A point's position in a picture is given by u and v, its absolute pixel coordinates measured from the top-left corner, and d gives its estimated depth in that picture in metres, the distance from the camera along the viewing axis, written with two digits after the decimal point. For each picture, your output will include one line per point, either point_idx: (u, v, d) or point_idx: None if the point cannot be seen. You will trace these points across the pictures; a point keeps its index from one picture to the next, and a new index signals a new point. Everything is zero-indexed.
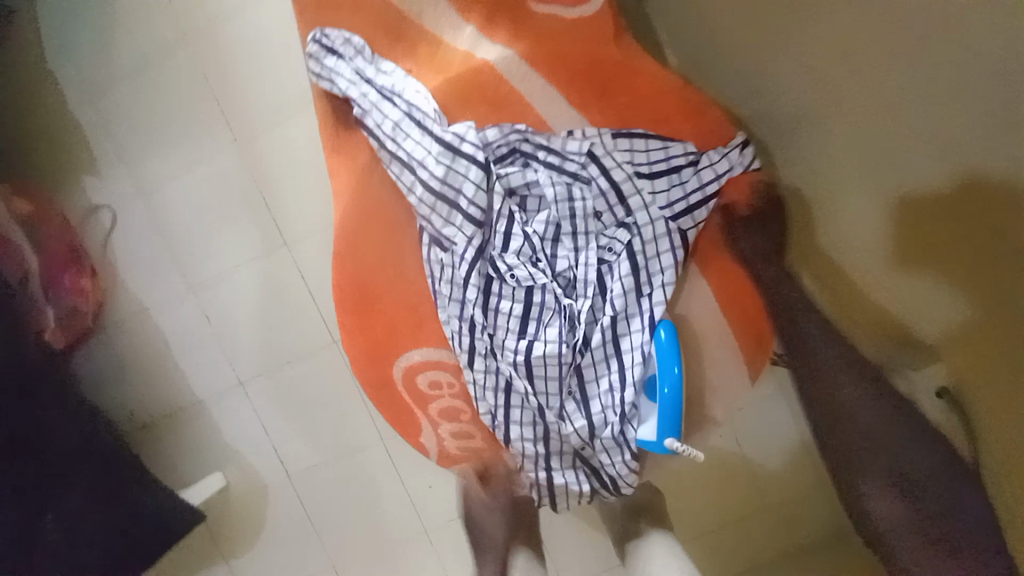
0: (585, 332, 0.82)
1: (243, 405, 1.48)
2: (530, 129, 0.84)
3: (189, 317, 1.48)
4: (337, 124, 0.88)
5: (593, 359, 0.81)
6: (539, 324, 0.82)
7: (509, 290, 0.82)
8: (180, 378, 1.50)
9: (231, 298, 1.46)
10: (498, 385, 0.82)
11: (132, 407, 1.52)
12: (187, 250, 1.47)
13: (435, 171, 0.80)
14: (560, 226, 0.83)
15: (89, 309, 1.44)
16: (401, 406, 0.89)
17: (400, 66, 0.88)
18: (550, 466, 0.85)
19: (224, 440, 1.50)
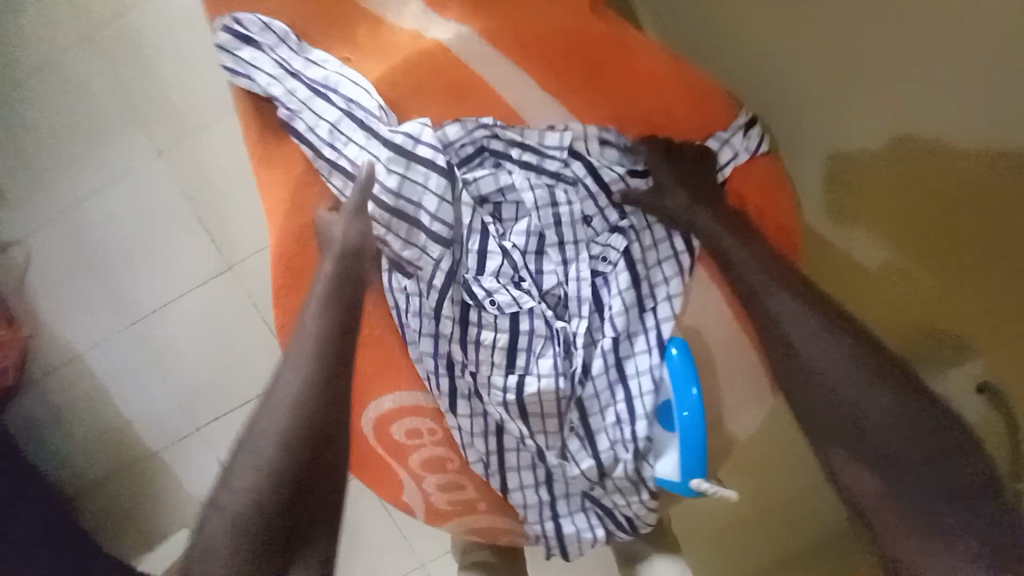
0: (585, 359, 0.70)
1: (203, 453, 1.31)
2: (499, 124, 0.72)
3: (130, 360, 1.29)
4: (265, 129, 0.72)
5: (596, 389, 0.70)
6: (527, 352, 0.70)
7: (490, 318, 0.70)
8: (127, 430, 1.32)
9: (174, 335, 1.27)
10: (483, 430, 0.71)
11: (77, 466, 1.33)
12: (118, 285, 1.27)
13: (391, 182, 0.69)
14: (544, 236, 0.73)
15: (12, 363, 1.22)
16: (373, 463, 0.73)
17: (337, 55, 0.73)
18: (557, 512, 0.73)
19: (185, 494, 1.33)
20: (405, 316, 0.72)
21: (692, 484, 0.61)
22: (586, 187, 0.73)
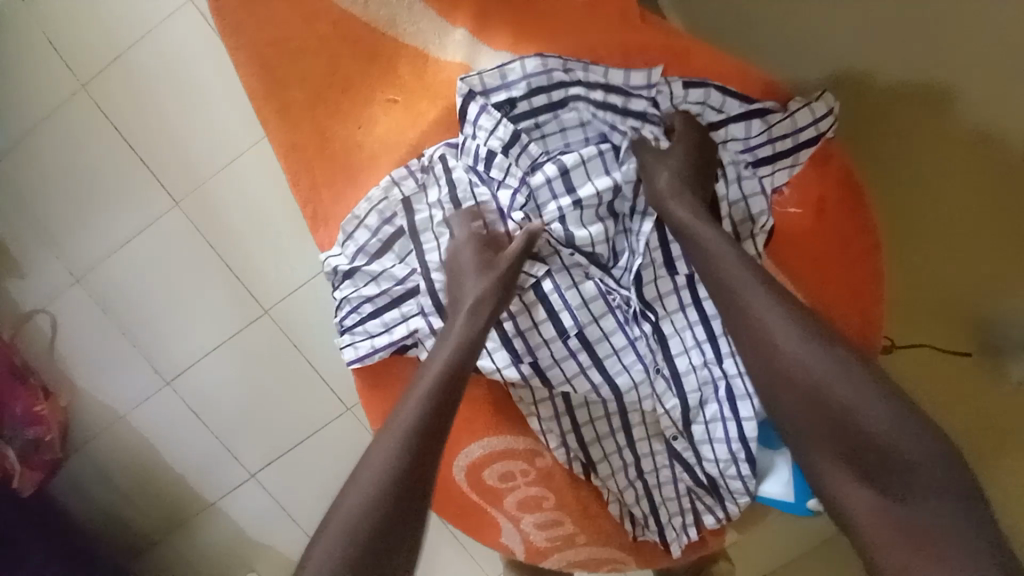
0: (682, 359, 0.66)
1: (262, 500, 1.29)
2: (573, 86, 0.62)
3: (173, 416, 1.25)
4: (319, 184, 0.68)
5: (695, 390, 0.66)
6: (626, 362, 0.66)
7: (589, 323, 0.65)
8: (180, 485, 1.29)
9: (215, 387, 1.23)
10: (590, 434, 0.69)
11: (139, 525, 1.32)
12: (147, 340, 1.22)
13: (454, 211, 0.63)
14: (641, 228, 0.65)
15: (56, 436, 1.18)
16: (467, 508, 0.73)
17: (378, 94, 0.67)
18: (659, 510, 0.70)
19: (247, 538, 1.32)
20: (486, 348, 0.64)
21: (811, 504, 0.61)
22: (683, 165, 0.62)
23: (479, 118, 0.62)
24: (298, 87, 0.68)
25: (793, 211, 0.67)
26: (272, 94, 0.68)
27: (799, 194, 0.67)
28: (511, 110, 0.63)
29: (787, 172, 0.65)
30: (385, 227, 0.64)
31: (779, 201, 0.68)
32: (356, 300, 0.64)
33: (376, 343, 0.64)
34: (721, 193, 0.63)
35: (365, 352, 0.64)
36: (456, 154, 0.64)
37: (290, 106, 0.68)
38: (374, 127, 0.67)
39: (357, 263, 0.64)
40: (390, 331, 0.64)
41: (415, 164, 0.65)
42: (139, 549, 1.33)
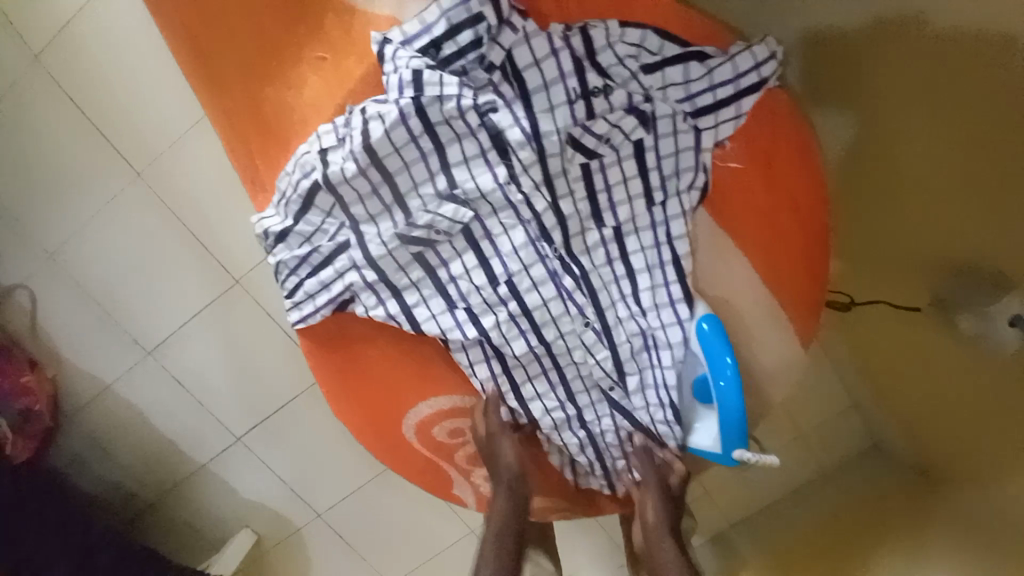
0: (613, 311, 0.68)
1: (250, 462, 1.34)
2: (494, 24, 0.56)
3: (157, 386, 1.28)
4: (252, 149, 0.67)
5: (625, 339, 0.69)
6: (558, 317, 0.67)
7: (522, 281, 0.66)
8: (170, 450, 1.34)
9: (193, 357, 1.25)
10: (530, 391, 0.69)
11: (137, 488, 1.38)
12: (123, 313, 1.23)
13: (366, 160, 0.61)
14: (568, 176, 0.63)
15: (44, 407, 1.22)
16: (420, 465, 0.75)
17: (306, 51, 0.64)
18: (605, 458, 0.72)
19: (239, 497, 1.38)
20: (421, 296, 0.66)
21: (735, 454, 0.61)
22: (611, 116, 0.60)
23: (397, 49, 0.57)
24: (224, 47, 0.65)
25: (735, 165, 0.64)
26: (202, 58, 0.66)
27: (741, 147, 0.63)
28: (437, 54, 0.58)
29: (732, 125, 0.61)
30: (302, 182, 0.63)
31: (720, 155, 0.64)
32: (293, 262, 0.65)
33: (317, 302, 0.66)
34: (647, 144, 0.62)
35: (308, 312, 0.66)
36: (379, 101, 0.60)
37: (219, 68, 0.66)
38: (304, 89, 0.64)
39: (289, 223, 0.64)
40: (327, 288, 0.66)
41: (340, 120, 0.62)
42: (140, 510, 1.40)
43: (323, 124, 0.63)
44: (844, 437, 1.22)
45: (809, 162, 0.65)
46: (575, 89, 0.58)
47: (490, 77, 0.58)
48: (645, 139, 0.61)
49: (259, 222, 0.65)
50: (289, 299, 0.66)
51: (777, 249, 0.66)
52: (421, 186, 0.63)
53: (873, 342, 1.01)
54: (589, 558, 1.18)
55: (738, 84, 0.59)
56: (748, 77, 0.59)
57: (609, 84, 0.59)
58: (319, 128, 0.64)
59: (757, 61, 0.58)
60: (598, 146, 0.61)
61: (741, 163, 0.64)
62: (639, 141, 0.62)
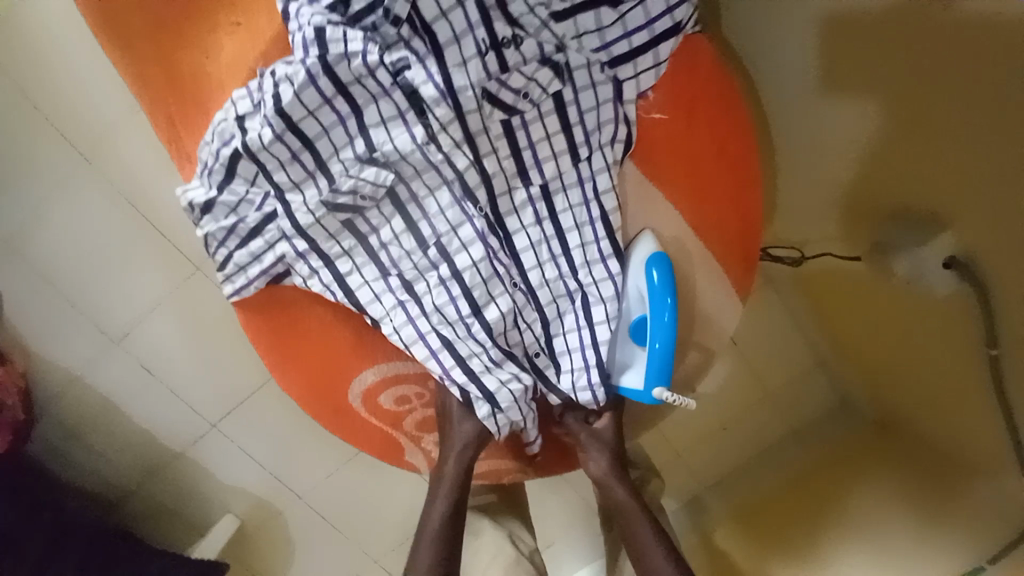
0: (535, 274, 0.69)
1: (224, 448, 1.14)
2: None
3: (131, 377, 1.06)
4: (174, 121, 0.67)
5: (551, 302, 0.71)
6: (487, 278, 0.67)
7: (456, 245, 0.66)
8: (135, 446, 1.12)
9: (161, 342, 1.04)
10: (464, 356, 0.68)
11: (110, 478, 1.13)
12: (82, 293, 0.99)
13: (282, 125, 0.61)
14: (489, 133, 0.65)
15: (16, 399, 0.96)
16: (368, 431, 0.76)
17: (219, 16, 0.63)
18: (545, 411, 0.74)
19: (207, 495, 1.18)
20: (354, 263, 0.66)
21: (656, 393, 0.64)
22: (526, 69, 0.62)
23: (299, 5, 0.59)
24: (134, 12, 0.63)
25: (659, 116, 0.65)
26: (116, 26, 0.64)
27: (665, 97, 0.64)
28: (346, 10, 0.60)
29: (653, 73, 0.63)
30: (223, 150, 0.63)
31: (644, 106, 0.65)
32: (220, 234, 0.65)
33: (249, 274, 0.67)
34: (567, 99, 0.64)
35: (241, 285, 0.67)
36: (286, 62, 0.60)
37: (130, 36, 0.64)
38: (220, 55, 0.64)
39: (213, 194, 0.64)
40: (258, 259, 0.66)
41: (254, 84, 0.61)
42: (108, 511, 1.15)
43: (237, 89, 0.63)
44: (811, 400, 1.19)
45: (733, 104, 0.65)
46: (484, 40, 0.61)
47: (398, 31, 0.60)
48: (563, 92, 0.64)
49: (184, 194, 0.65)
50: (221, 273, 0.67)
51: (708, 193, 0.66)
52: (343, 150, 0.64)
53: (832, 292, 0.98)
54: (564, 528, 1.17)
55: (649, 32, 0.62)
56: (659, 22, 0.61)
57: (519, 35, 0.61)
58: (237, 90, 0.63)
59: (670, 7, 0.61)
60: (516, 101, 0.63)
61: (665, 112, 0.65)
62: (557, 94, 0.64)
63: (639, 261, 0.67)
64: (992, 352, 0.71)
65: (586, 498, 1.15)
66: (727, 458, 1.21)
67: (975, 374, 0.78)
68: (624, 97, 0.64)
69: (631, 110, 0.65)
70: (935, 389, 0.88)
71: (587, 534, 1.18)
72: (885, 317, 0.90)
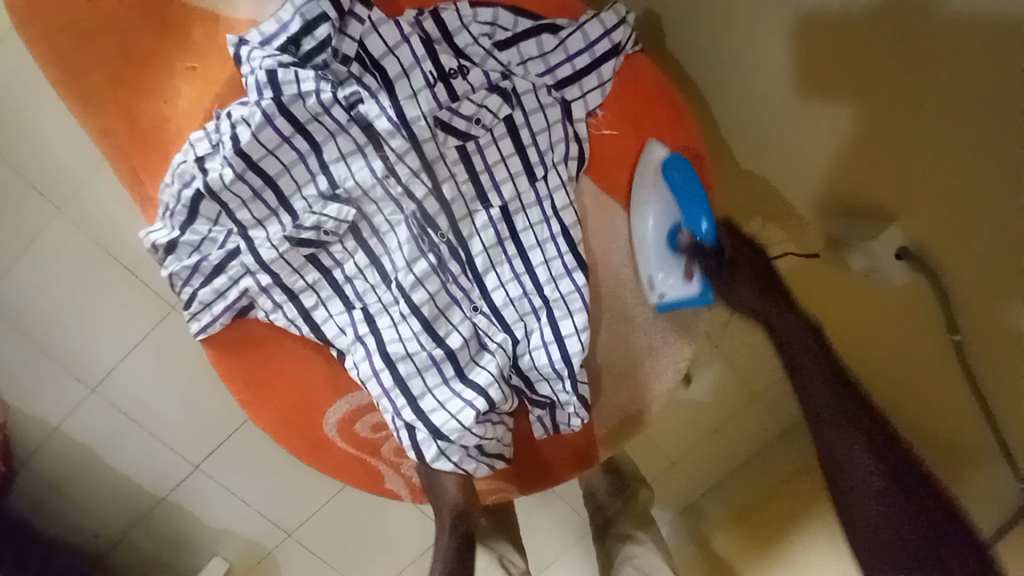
0: (498, 294, 0.72)
1: (212, 490, 1.11)
2: (341, 19, 0.63)
3: (106, 424, 1.03)
4: (137, 167, 0.67)
5: (518, 321, 0.72)
6: (445, 308, 0.70)
7: (410, 279, 0.68)
8: (114, 495, 1.08)
9: (138, 385, 1.02)
10: (423, 384, 0.68)
11: (98, 527, 1.10)
12: (55, 341, 0.96)
13: (242, 164, 0.63)
14: (446, 160, 0.68)
15: None
16: (348, 462, 0.74)
17: (179, 62, 0.65)
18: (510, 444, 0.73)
19: (193, 539, 1.15)
20: (320, 297, 0.68)
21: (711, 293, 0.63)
22: (475, 96, 0.66)
23: (252, 50, 0.62)
24: (91, 66, 0.64)
25: (610, 132, 0.69)
26: (70, 79, 0.64)
27: (613, 114, 0.68)
28: (297, 50, 0.62)
29: (599, 92, 0.67)
30: (183, 193, 0.64)
31: (595, 124, 0.69)
32: (184, 272, 0.65)
33: (214, 311, 0.67)
34: (519, 122, 0.68)
35: (206, 322, 0.67)
36: (241, 104, 0.63)
37: (86, 88, 0.64)
38: (179, 99, 0.66)
39: (175, 234, 0.65)
40: (223, 295, 0.67)
41: (211, 126, 0.64)
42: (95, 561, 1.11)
43: (194, 132, 0.65)
44: None
45: (680, 115, 0.68)
46: (431, 72, 0.65)
47: (347, 70, 0.64)
48: (514, 115, 0.67)
49: (148, 236, 0.65)
50: (186, 312, 0.66)
51: None
52: (306, 187, 0.67)
53: None
54: (560, 548, 1.16)
55: (590, 53, 0.65)
56: (599, 45, 0.65)
57: (465, 65, 0.66)
58: (194, 133, 0.65)
59: (609, 31, 0.65)
60: (469, 127, 0.66)
61: (615, 130, 0.69)
62: (508, 118, 0.67)
63: (657, 172, 0.65)
64: (956, 337, 0.73)
65: (579, 515, 1.14)
66: (718, 459, 1.20)
67: (941, 360, 0.79)
68: (575, 116, 0.68)
69: (583, 127, 0.68)
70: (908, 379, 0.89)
71: (582, 552, 1.17)
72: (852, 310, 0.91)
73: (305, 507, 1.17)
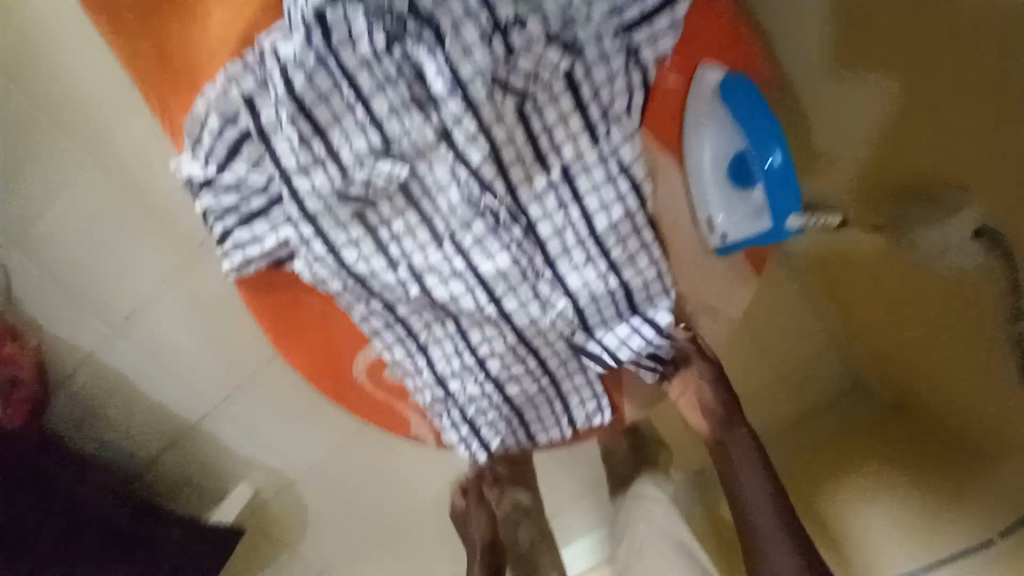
0: (563, 260, 0.71)
1: (240, 421, 1.14)
2: None
3: (138, 354, 1.04)
4: (168, 92, 0.63)
5: (580, 288, 0.72)
6: (514, 285, 0.71)
7: (468, 237, 0.69)
8: (146, 421, 1.11)
9: (167, 318, 1.03)
10: (477, 335, 0.74)
11: (130, 450, 1.12)
12: (87, 268, 0.96)
13: (293, 107, 0.60)
14: (504, 120, 0.65)
15: (30, 376, 0.95)
16: (374, 405, 0.75)
17: None
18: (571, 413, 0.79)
19: (220, 467, 1.19)
20: (361, 253, 0.66)
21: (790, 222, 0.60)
22: (535, 49, 0.62)
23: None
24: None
25: (675, 80, 0.65)
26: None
27: (683, 60, 0.64)
28: None
29: (672, 34, 0.62)
30: (227, 129, 0.62)
31: (661, 69, 0.65)
32: (219, 210, 0.64)
33: (248, 254, 0.65)
34: (580, 76, 0.64)
35: (240, 264, 0.65)
36: (286, 40, 0.59)
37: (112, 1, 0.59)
38: (213, 19, 0.61)
39: (211, 172, 0.63)
40: (260, 241, 0.65)
41: (252, 57, 0.61)
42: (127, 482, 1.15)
43: (231, 62, 0.61)
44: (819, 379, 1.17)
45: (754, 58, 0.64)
46: (487, 23, 0.60)
47: (403, 27, 0.60)
48: (575, 68, 0.64)
49: (180, 169, 0.63)
50: (219, 249, 0.65)
51: None
52: (354, 141, 0.63)
53: (849, 260, 0.94)
54: (571, 500, 1.18)
55: None
56: None
57: (524, 13, 0.61)
58: (226, 66, 0.61)
59: None
60: (527, 84, 0.64)
61: (682, 76, 0.65)
62: (569, 71, 0.64)
63: (716, 95, 0.62)
64: (1019, 326, 0.67)
65: (593, 471, 1.16)
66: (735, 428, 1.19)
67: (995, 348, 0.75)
68: (640, 61, 0.64)
69: (652, 74, 0.65)
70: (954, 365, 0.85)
71: (591, 506, 1.19)
72: (906, 289, 0.86)
73: (327, 443, 1.21)
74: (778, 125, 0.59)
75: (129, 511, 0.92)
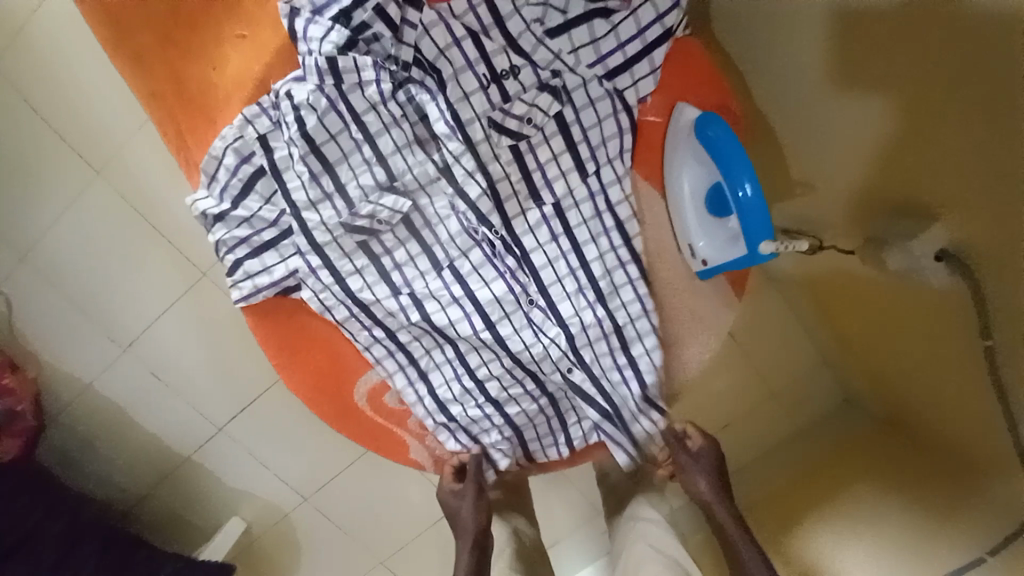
0: (555, 288, 0.75)
1: (234, 452, 1.14)
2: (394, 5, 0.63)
3: (136, 385, 1.05)
4: (182, 131, 0.67)
5: (572, 315, 0.76)
6: (509, 311, 0.75)
7: (468, 267, 0.74)
8: (140, 453, 1.10)
9: (167, 348, 1.04)
10: (474, 361, 0.77)
11: (123, 482, 1.12)
12: (92, 300, 0.98)
13: (305, 147, 0.66)
14: (500, 158, 0.71)
15: (28, 407, 0.98)
16: (375, 432, 0.75)
17: (227, 29, 0.65)
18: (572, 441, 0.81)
19: (213, 500, 1.17)
20: (366, 282, 0.71)
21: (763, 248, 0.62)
22: (527, 96, 0.69)
23: (308, 29, 0.63)
24: (145, 29, 0.65)
25: (654, 119, 0.71)
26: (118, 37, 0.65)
27: (661, 101, 0.70)
28: (348, 23, 0.63)
29: (650, 79, 0.68)
30: (243, 167, 0.67)
31: (642, 110, 0.71)
32: (231, 241, 0.67)
33: (257, 283, 0.68)
34: (569, 119, 0.70)
35: (249, 292, 0.68)
36: (300, 85, 0.65)
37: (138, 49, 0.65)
38: (227, 66, 0.66)
39: (225, 207, 0.67)
40: (269, 270, 0.68)
41: (267, 102, 0.66)
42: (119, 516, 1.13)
43: (246, 107, 0.66)
44: (809, 402, 1.19)
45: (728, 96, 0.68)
46: (484, 75, 0.68)
47: (408, 74, 0.66)
48: (564, 112, 0.70)
49: (194, 202, 0.66)
50: (229, 278, 0.67)
51: None
52: (362, 177, 0.69)
53: (829, 284, 0.98)
54: (569, 528, 1.17)
55: (641, 37, 0.66)
56: (650, 27, 0.66)
57: (517, 65, 0.68)
58: (241, 110, 0.67)
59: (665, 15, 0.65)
60: (521, 127, 0.69)
61: (660, 117, 0.70)
62: (558, 115, 0.70)
63: (692, 132, 0.67)
64: (986, 342, 0.69)
65: (590, 497, 1.16)
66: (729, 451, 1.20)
67: (969, 363, 0.78)
68: (625, 103, 0.70)
69: (635, 114, 0.70)
70: (934, 385, 0.88)
71: (589, 533, 1.18)
72: (884, 310, 0.89)
73: (321, 474, 1.20)
74: (747, 158, 0.62)
75: (118, 546, 0.91)
